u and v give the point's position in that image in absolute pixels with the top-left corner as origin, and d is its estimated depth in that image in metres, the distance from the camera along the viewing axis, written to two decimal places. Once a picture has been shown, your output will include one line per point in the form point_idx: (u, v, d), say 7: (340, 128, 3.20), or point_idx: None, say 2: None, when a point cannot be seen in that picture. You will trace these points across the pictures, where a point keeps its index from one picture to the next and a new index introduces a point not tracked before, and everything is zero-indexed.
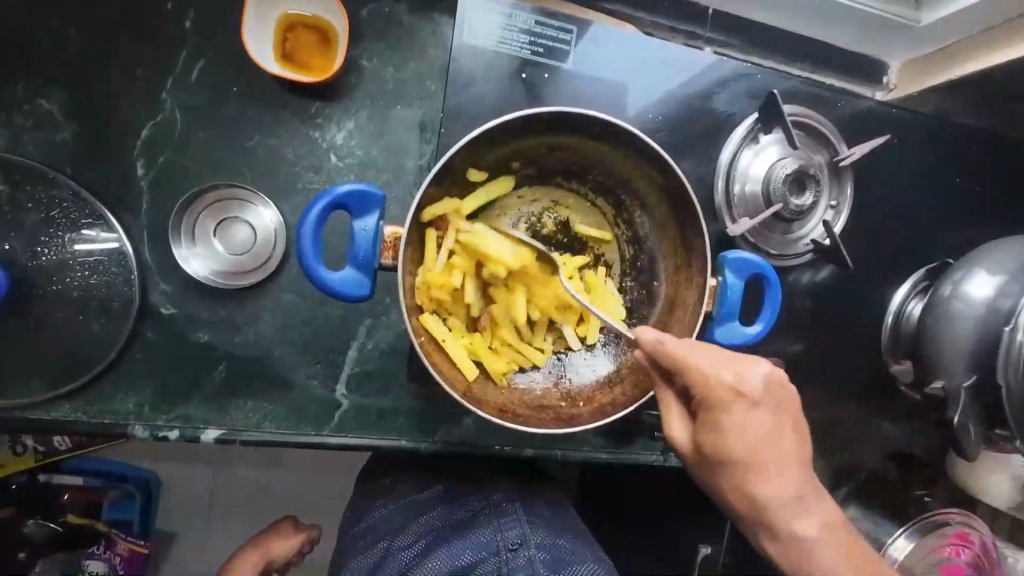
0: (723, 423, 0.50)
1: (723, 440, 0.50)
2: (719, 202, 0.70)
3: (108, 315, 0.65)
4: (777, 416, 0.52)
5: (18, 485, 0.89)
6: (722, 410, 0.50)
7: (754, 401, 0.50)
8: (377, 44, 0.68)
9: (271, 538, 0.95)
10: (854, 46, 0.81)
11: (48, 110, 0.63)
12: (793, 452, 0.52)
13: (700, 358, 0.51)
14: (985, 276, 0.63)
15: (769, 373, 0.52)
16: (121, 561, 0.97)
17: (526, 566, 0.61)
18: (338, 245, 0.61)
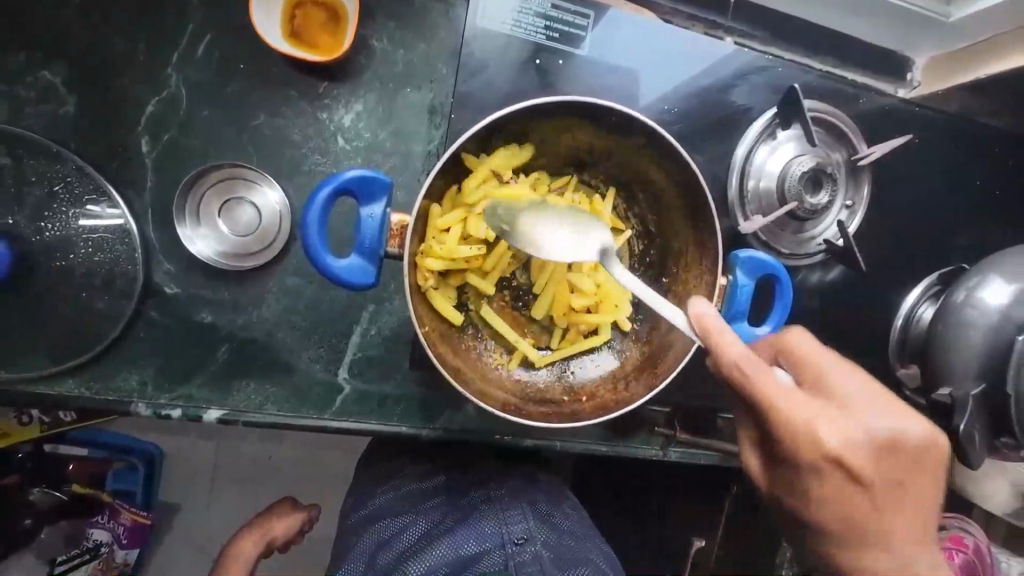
0: (815, 488, 0.44)
1: (808, 494, 0.44)
2: (732, 197, 0.69)
3: (112, 293, 0.64)
4: (895, 482, 0.44)
5: (22, 455, 0.89)
6: (811, 473, 0.43)
7: (855, 472, 0.43)
8: (387, 24, 0.66)
9: (271, 519, 0.97)
10: (880, 39, 0.78)
11: (51, 82, 0.62)
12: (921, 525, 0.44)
13: (792, 402, 0.43)
14: (1000, 284, 0.62)
15: (894, 431, 0.44)
16: (124, 531, 0.99)
17: (531, 561, 0.63)
18: (342, 230, 0.60)
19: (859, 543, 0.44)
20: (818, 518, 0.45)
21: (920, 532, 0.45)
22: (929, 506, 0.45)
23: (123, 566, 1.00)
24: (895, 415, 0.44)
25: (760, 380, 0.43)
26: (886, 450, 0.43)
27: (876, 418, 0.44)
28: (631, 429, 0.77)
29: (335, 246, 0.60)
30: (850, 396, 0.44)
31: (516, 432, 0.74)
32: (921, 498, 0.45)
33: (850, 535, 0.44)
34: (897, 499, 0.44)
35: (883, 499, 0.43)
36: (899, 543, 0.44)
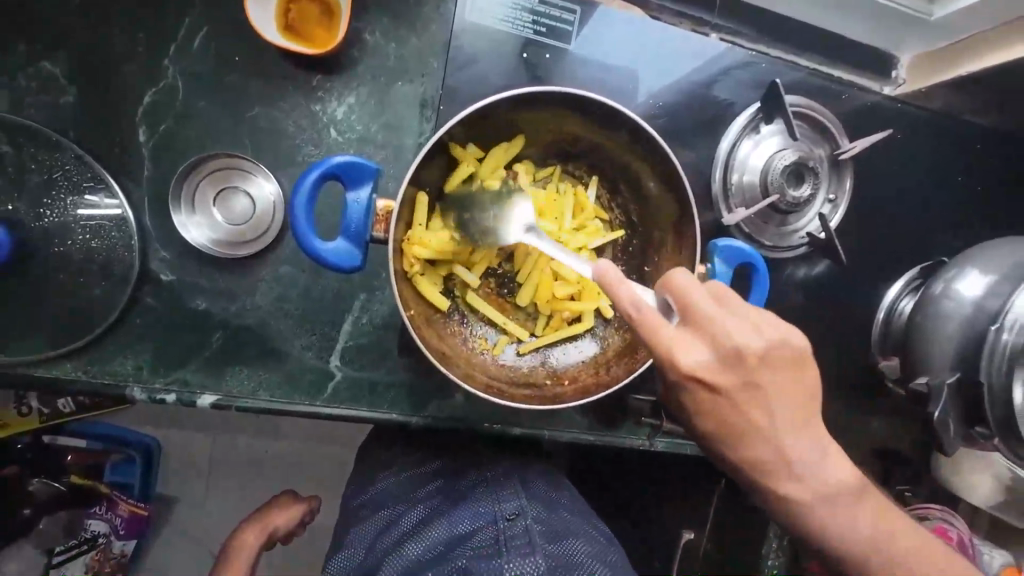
0: (692, 405, 0.48)
1: (688, 409, 0.49)
2: (716, 191, 0.70)
3: (109, 279, 0.66)
4: (762, 387, 0.46)
5: (22, 446, 0.92)
6: (680, 388, 0.47)
7: (714, 385, 0.46)
8: (380, 19, 0.68)
9: (270, 513, 0.98)
10: (865, 37, 0.79)
11: (51, 73, 0.63)
12: (798, 420, 0.48)
13: (660, 329, 0.45)
14: (976, 276, 0.63)
15: (752, 342, 0.45)
16: (121, 522, 1.01)
17: (522, 533, 0.62)
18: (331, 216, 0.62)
19: (742, 446, 0.48)
20: (703, 430, 0.50)
21: (798, 428, 0.48)
22: (807, 401, 0.48)
23: (121, 557, 1.01)
24: (752, 324, 0.46)
25: (627, 304, 0.45)
26: (739, 358, 0.45)
27: (732, 331, 0.46)
28: (618, 419, 0.79)
29: (325, 233, 0.62)
30: (708, 315, 0.46)
31: (505, 420, 0.76)
32: (789, 393, 0.47)
33: (735, 439, 0.48)
34: (766, 401, 0.47)
35: (743, 405, 0.47)
36: (780, 442, 0.47)
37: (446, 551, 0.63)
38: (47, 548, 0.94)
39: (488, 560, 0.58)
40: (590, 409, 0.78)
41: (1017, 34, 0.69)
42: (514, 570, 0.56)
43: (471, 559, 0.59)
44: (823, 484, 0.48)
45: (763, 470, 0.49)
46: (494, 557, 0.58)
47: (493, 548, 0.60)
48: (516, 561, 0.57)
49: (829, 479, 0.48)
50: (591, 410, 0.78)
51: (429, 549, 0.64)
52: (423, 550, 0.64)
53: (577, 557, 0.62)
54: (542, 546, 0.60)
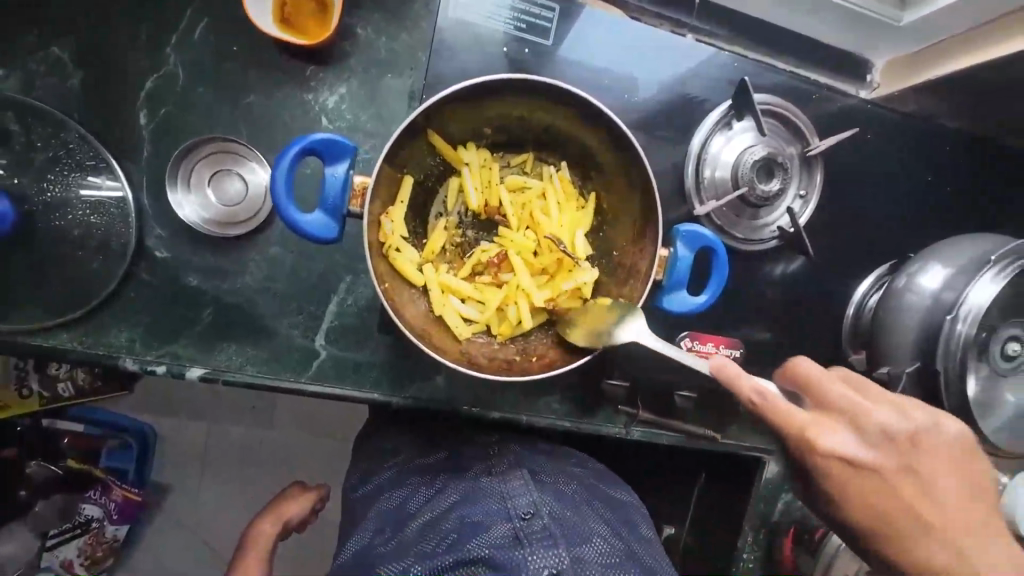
0: (835, 494, 0.49)
1: (838, 503, 0.50)
2: (689, 185, 0.73)
3: (106, 254, 0.69)
4: (911, 475, 0.48)
5: (22, 427, 1.01)
6: (825, 480, 0.49)
7: (875, 471, 0.48)
8: (372, 15, 0.71)
9: (282, 504, 1.00)
10: (839, 41, 0.82)
11: (59, 57, 0.67)
12: (949, 519, 0.48)
13: (798, 412, 0.49)
14: (937, 270, 0.66)
15: (901, 426, 0.48)
16: (114, 506, 1.08)
17: (541, 532, 0.60)
18: (314, 194, 0.64)
19: (906, 540, 0.49)
20: (866, 524, 0.49)
21: (962, 521, 0.48)
22: (973, 490, 0.49)
23: (113, 542, 1.09)
24: (893, 410, 0.48)
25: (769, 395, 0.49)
26: (889, 441, 0.48)
27: (878, 418, 0.48)
28: (596, 408, 0.81)
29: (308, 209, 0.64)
30: (835, 403, 0.49)
31: (484, 404, 0.79)
32: (955, 487, 0.48)
33: (888, 534, 0.49)
34: (930, 488, 0.48)
35: (908, 492, 0.48)
36: (959, 536, 0.48)
37: (460, 541, 0.60)
38: (41, 532, 1.00)
39: (509, 553, 0.57)
40: (567, 396, 0.80)
41: (999, 33, 0.69)
42: (539, 565, 0.56)
43: (491, 551, 0.58)
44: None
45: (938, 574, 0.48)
46: (516, 549, 0.57)
47: (513, 541, 0.59)
48: (539, 556, 0.57)
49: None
50: (568, 397, 0.80)
51: (441, 542, 0.61)
52: (435, 542, 0.62)
53: (593, 544, 0.62)
54: (561, 539, 0.60)
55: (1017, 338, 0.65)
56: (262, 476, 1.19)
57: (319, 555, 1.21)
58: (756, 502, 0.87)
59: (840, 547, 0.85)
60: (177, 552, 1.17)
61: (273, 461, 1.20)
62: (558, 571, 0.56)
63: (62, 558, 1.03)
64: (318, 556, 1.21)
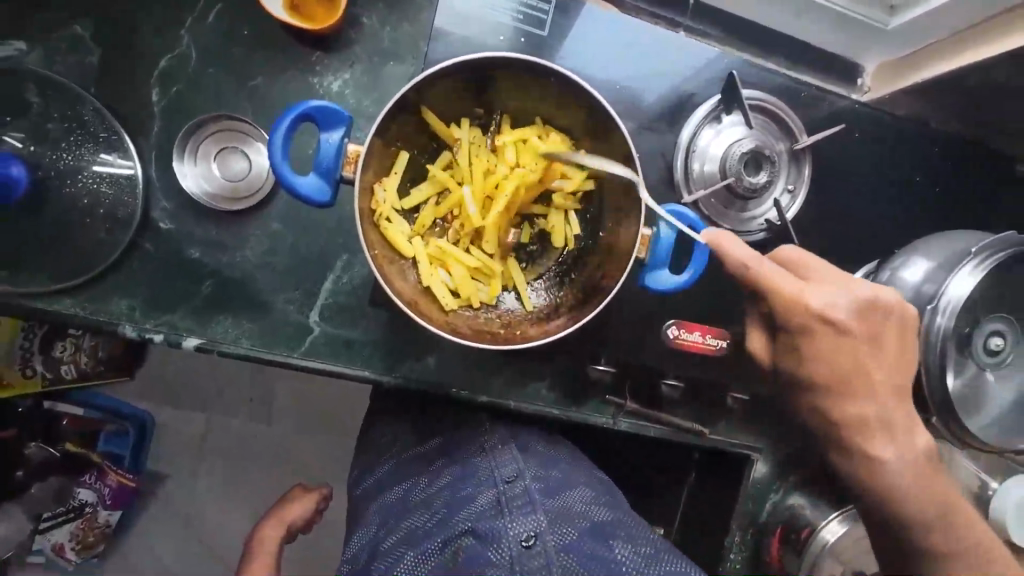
0: (804, 346, 0.60)
1: (801, 355, 0.61)
2: (678, 175, 0.75)
3: (112, 224, 0.72)
4: (870, 342, 0.59)
5: (23, 408, 1.03)
6: (797, 328, 0.60)
7: (840, 329, 0.59)
8: (377, 5, 0.75)
9: (283, 508, 1.03)
10: (829, 45, 0.85)
11: (80, 35, 0.71)
12: (881, 382, 0.59)
13: (785, 280, 0.59)
14: (920, 263, 0.66)
15: (877, 297, 0.59)
16: (109, 491, 1.09)
17: (522, 493, 0.65)
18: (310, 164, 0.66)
19: (846, 393, 0.60)
20: (821, 373, 0.61)
21: (890, 383, 0.60)
22: (909, 364, 0.60)
23: (104, 527, 1.12)
24: (874, 287, 0.60)
25: (767, 269, 0.59)
26: (863, 310, 0.59)
27: (855, 291, 0.59)
28: (583, 396, 0.82)
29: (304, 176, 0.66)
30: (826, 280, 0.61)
31: (472, 387, 0.80)
32: (898, 360, 0.60)
33: (833, 382, 0.61)
34: (880, 354, 0.60)
35: (863, 352, 0.59)
36: (882, 391, 0.60)
37: (449, 513, 0.65)
38: (34, 514, 1.04)
39: (491, 521, 0.61)
40: (556, 383, 0.81)
41: (980, 37, 0.72)
42: (518, 529, 0.60)
43: (475, 521, 0.62)
44: (856, 421, 0.60)
45: (856, 418, 0.60)
46: (498, 518, 0.61)
47: (495, 509, 0.63)
48: (520, 521, 0.61)
49: (874, 423, 0.60)
50: (557, 383, 0.81)
51: (433, 515, 0.66)
52: (428, 516, 0.67)
53: (575, 506, 0.66)
54: (542, 505, 0.63)
55: (1000, 334, 0.65)
56: (254, 460, 1.21)
57: (307, 542, 1.21)
58: (744, 499, 0.87)
59: (826, 547, 0.82)
60: (170, 533, 1.18)
61: (266, 445, 1.21)
62: (537, 533, 0.59)
63: (53, 541, 1.09)
64: (308, 543, 1.22)
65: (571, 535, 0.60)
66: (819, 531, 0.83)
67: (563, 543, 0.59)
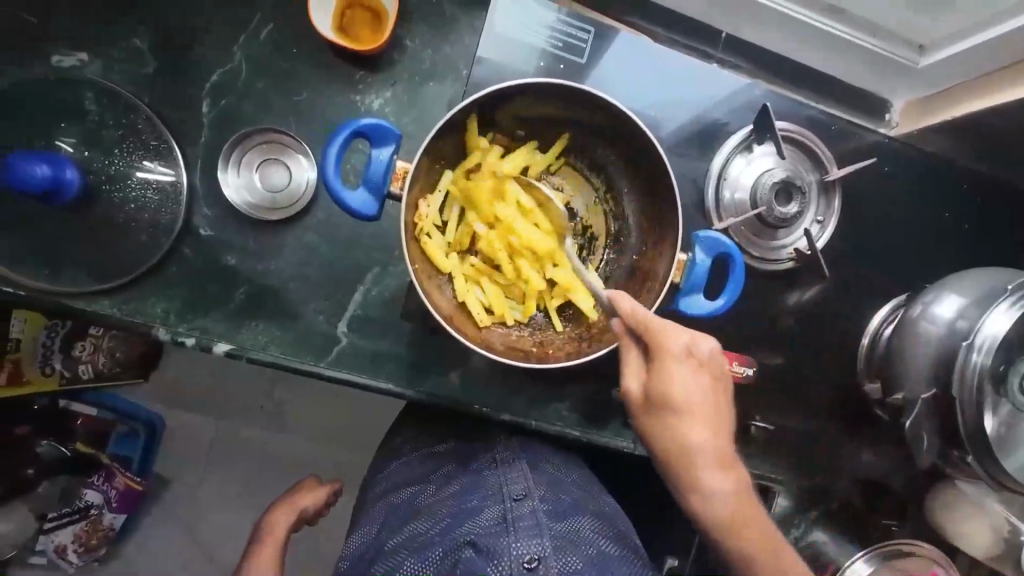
0: (669, 378, 0.54)
1: (666, 386, 0.54)
2: (709, 202, 0.76)
3: (154, 229, 0.74)
4: (715, 381, 0.56)
5: (38, 406, 1.01)
6: (665, 358, 0.54)
7: (697, 362, 0.55)
8: (420, 28, 0.78)
9: (297, 496, 0.99)
10: (857, 81, 0.87)
11: (139, 48, 0.74)
12: (721, 414, 0.56)
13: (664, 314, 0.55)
14: (953, 299, 0.66)
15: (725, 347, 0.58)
16: (115, 494, 1.09)
17: (529, 513, 0.62)
18: (354, 173, 0.69)
19: (684, 422, 0.55)
20: (683, 404, 0.54)
21: (728, 422, 0.57)
22: (730, 405, 0.58)
23: (108, 530, 1.10)
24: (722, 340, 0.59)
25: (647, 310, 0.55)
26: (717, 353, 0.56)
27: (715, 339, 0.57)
28: (604, 418, 0.82)
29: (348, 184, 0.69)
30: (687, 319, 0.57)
31: (494, 404, 0.80)
32: (726, 401, 0.57)
33: (678, 408, 0.54)
34: (713, 387, 0.56)
35: (706, 386, 0.55)
36: (721, 435, 0.55)
37: (454, 524, 0.63)
38: (40, 514, 1.01)
39: (495, 536, 0.58)
40: (577, 404, 0.81)
41: (1012, 77, 0.73)
42: (522, 550, 0.56)
43: (477, 534, 0.59)
44: (678, 446, 0.55)
45: (700, 453, 0.55)
46: (502, 535, 0.58)
47: (500, 527, 0.60)
48: (524, 542, 0.57)
49: (689, 447, 0.55)
50: (579, 403, 0.81)
51: (437, 523, 0.63)
52: (431, 524, 0.64)
53: (583, 532, 0.63)
54: (549, 528, 0.60)
55: None
56: (267, 467, 1.21)
57: (313, 557, 1.19)
58: None
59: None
60: (178, 537, 1.18)
61: (278, 454, 1.21)
62: (541, 557, 0.56)
63: (55, 542, 1.04)
64: (315, 552, 1.20)
65: (577, 563, 0.57)
66: (844, 570, 0.81)
67: (567, 569, 0.56)
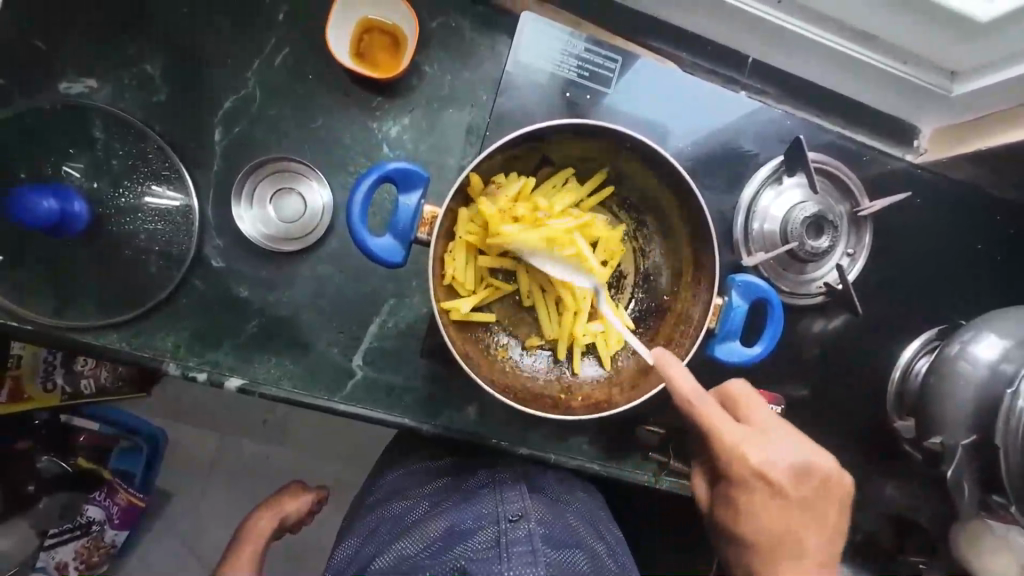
0: (744, 504, 0.58)
1: (741, 512, 0.58)
2: (738, 234, 0.74)
3: (165, 260, 0.72)
4: (811, 498, 0.58)
5: (40, 421, 0.99)
6: (741, 483, 0.58)
7: (779, 486, 0.57)
8: (439, 52, 0.75)
9: (281, 499, 0.99)
10: (887, 107, 0.85)
11: (150, 75, 0.72)
12: (816, 538, 0.58)
13: (735, 432, 0.58)
14: (993, 339, 0.64)
15: (805, 454, 0.58)
16: (117, 511, 1.06)
17: (524, 537, 0.60)
18: (381, 213, 0.70)
19: (772, 555, 0.58)
20: (758, 535, 0.58)
21: (824, 543, 0.58)
22: (832, 517, 0.59)
23: (110, 547, 1.07)
24: (808, 447, 0.59)
25: (718, 424, 0.58)
26: (800, 469, 0.58)
27: (794, 452, 0.58)
28: (624, 451, 0.78)
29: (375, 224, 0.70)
30: (774, 433, 0.59)
31: (513, 437, 0.76)
32: (825, 517, 0.59)
33: (763, 543, 0.58)
34: (805, 514, 0.58)
35: (791, 508, 0.57)
36: (812, 555, 0.58)
37: (446, 547, 0.61)
38: (41, 531, 0.99)
39: (487, 563, 0.56)
40: (598, 438, 0.77)
41: None
42: None
43: (469, 560, 0.58)
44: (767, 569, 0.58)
45: None
46: (494, 563, 0.56)
47: (493, 551, 0.58)
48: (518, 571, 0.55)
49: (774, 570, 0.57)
50: (600, 438, 0.77)
51: (427, 546, 0.62)
52: (420, 546, 0.63)
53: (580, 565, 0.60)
54: (545, 556, 0.58)
55: None
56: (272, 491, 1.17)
57: None
58: None
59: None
60: (177, 561, 1.15)
61: (282, 478, 1.18)
62: None
63: (57, 559, 0.99)
64: None
65: None
66: None
67: None
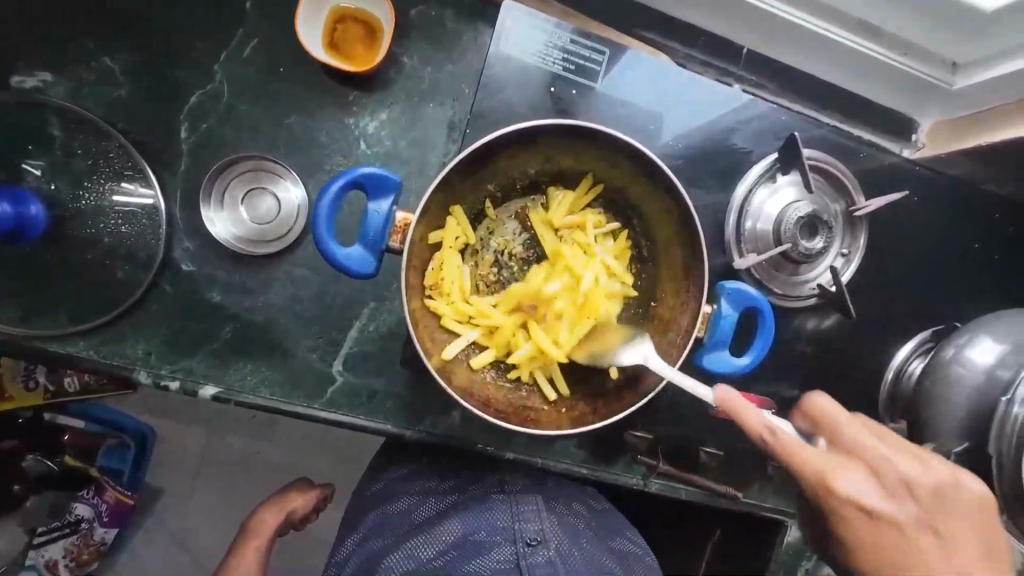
0: (856, 542, 0.50)
1: (856, 552, 0.51)
2: (729, 235, 0.72)
3: (132, 264, 0.69)
4: (949, 527, 0.50)
5: (23, 420, 0.95)
6: (841, 519, 0.50)
7: (903, 523, 0.50)
8: (419, 44, 0.72)
9: (288, 495, 0.97)
10: (885, 100, 0.81)
11: (110, 68, 0.67)
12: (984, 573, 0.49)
13: (817, 457, 0.50)
14: (988, 344, 0.63)
15: (909, 470, 0.50)
16: (107, 507, 1.05)
17: (543, 565, 0.59)
18: (356, 220, 0.67)
19: None
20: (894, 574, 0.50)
21: None
22: (987, 546, 0.50)
23: (100, 544, 1.06)
24: (921, 466, 0.51)
25: (788, 442, 0.50)
26: (908, 490, 0.50)
27: (899, 465, 0.51)
28: (613, 455, 0.76)
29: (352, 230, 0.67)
30: (878, 449, 0.52)
31: (499, 442, 0.73)
32: (980, 550, 0.50)
33: None
34: (938, 543, 0.49)
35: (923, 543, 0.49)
36: None
37: (460, 559, 0.61)
38: (29, 528, 0.97)
39: None
40: (586, 440, 0.75)
41: None
42: None
43: None
44: None
45: None
46: None
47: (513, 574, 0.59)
48: None
49: None
50: (588, 442, 0.75)
51: (441, 553, 0.62)
52: (433, 551, 0.63)
53: None
54: None
55: None
56: (259, 492, 1.16)
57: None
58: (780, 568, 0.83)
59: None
60: (167, 561, 1.13)
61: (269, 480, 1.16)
62: None
63: (47, 557, 0.98)
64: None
65: None
66: None
67: None
